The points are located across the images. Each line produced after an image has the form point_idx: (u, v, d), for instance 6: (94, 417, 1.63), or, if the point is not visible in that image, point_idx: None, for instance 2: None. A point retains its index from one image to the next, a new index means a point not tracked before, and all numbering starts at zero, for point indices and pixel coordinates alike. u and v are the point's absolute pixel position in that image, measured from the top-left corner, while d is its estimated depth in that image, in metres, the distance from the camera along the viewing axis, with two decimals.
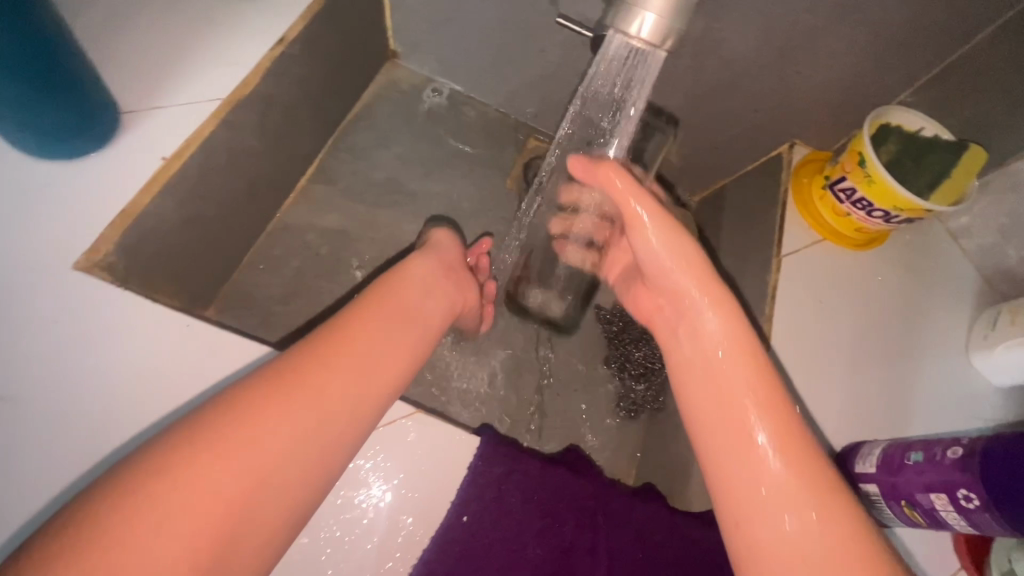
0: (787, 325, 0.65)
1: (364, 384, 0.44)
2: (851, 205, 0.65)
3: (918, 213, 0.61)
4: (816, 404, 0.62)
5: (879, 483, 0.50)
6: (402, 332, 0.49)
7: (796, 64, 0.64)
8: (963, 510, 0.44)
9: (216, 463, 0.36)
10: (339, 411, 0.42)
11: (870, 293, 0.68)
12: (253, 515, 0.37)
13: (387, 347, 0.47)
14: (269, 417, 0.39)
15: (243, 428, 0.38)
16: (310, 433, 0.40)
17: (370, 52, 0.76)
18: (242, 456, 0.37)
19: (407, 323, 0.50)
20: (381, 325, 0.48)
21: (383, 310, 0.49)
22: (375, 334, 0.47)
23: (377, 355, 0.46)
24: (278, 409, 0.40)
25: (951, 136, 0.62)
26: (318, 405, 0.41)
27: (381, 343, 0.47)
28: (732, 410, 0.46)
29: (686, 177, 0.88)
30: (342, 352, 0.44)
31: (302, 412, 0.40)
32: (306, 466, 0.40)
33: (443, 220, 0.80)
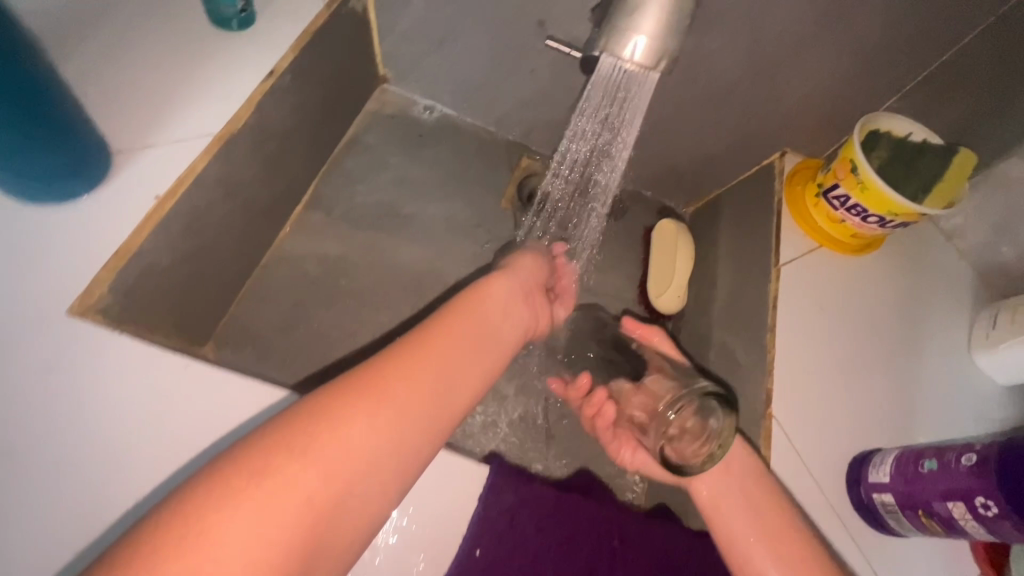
0: (792, 333, 0.62)
1: (447, 398, 0.44)
2: (846, 211, 0.66)
3: (913, 217, 0.62)
4: (822, 418, 0.59)
5: (895, 492, 0.49)
6: (481, 349, 0.48)
7: (784, 75, 0.65)
8: (981, 518, 0.44)
9: (304, 471, 0.36)
10: (426, 414, 0.42)
11: (874, 296, 0.67)
12: (335, 530, 0.37)
13: (468, 366, 0.46)
14: (362, 425, 0.39)
15: (331, 438, 0.38)
16: (392, 450, 0.40)
17: (360, 79, 0.77)
18: (336, 466, 0.37)
19: (486, 343, 0.49)
20: (462, 342, 0.47)
21: (465, 333, 0.48)
22: (455, 355, 0.46)
23: (457, 371, 0.45)
24: (366, 414, 0.39)
25: (940, 141, 0.63)
26: (401, 425, 0.41)
27: (463, 360, 0.46)
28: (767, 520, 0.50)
29: (678, 190, 0.87)
30: (428, 365, 0.44)
31: (389, 424, 0.40)
32: (390, 473, 0.40)
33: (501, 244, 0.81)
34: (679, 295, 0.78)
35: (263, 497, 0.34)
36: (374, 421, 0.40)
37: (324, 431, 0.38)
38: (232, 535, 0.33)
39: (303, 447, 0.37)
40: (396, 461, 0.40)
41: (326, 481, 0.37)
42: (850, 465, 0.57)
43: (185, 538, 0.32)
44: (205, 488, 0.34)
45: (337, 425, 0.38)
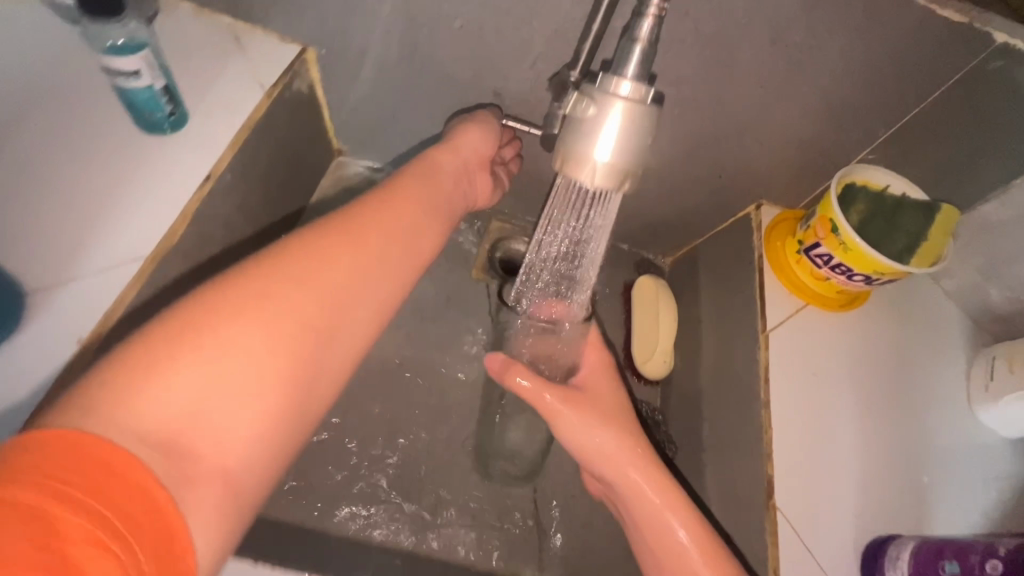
0: (789, 409, 0.59)
1: (417, 241, 0.51)
2: (834, 271, 0.63)
3: (899, 275, 0.59)
4: (825, 505, 0.56)
5: None
6: (442, 201, 0.56)
7: (749, 133, 0.63)
8: None
9: (292, 291, 0.41)
10: (399, 253, 0.49)
11: (870, 355, 0.64)
12: (336, 333, 0.43)
13: (435, 208, 0.55)
14: (337, 247, 0.45)
15: (307, 256, 0.43)
16: (371, 266, 0.46)
17: (310, 158, 0.73)
18: (317, 280, 0.42)
19: (446, 202, 0.57)
20: (426, 192, 0.55)
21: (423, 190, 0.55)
22: (413, 199, 0.53)
23: (421, 214, 0.53)
24: (339, 246, 0.45)
25: (921, 195, 0.62)
26: (367, 244, 0.47)
27: (425, 210, 0.53)
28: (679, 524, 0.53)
29: (654, 242, 0.84)
30: (393, 208, 0.50)
31: (362, 244, 0.46)
32: (365, 298, 0.45)
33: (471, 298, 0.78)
34: (666, 360, 0.75)
35: (263, 304, 0.39)
36: (345, 241, 0.45)
37: (298, 252, 0.43)
38: (233, 336, 0.37)
39: (280, 262, 0.42)
40: (377, 279, 0.46)
41: (317, 286, 0.42)
42: (863, 552, 0.54)
43: (198, 334, 0.36)
44: (204, 301, 0.38)
45: (306, 246, 0.43)
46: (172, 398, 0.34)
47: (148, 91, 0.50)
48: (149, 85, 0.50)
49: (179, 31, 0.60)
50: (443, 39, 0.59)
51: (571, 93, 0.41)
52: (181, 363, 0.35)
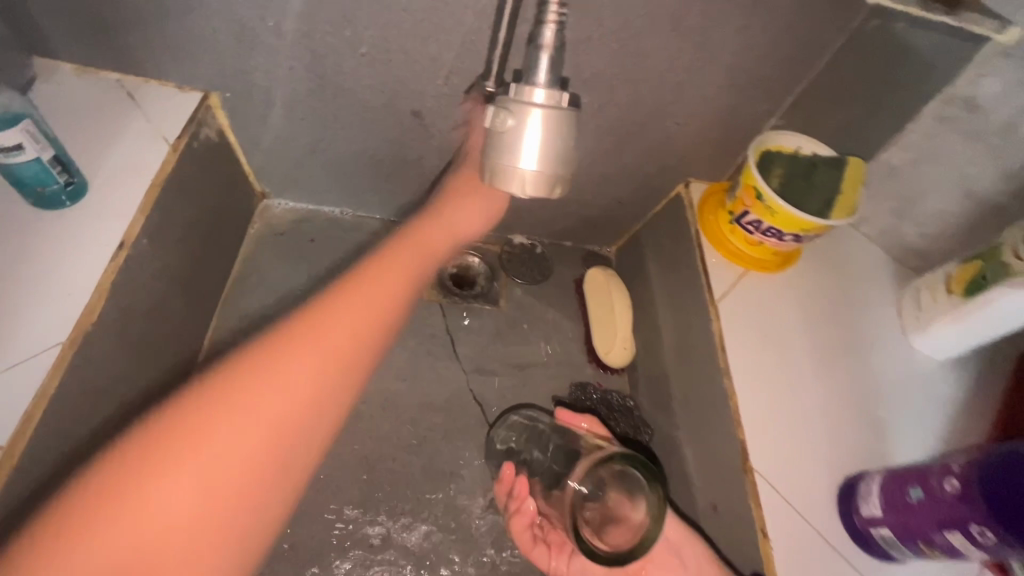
0: (747, 372, 0.61)
1: (388, 314, 0.44)
2: (764, 235, 0.66)
3: (823, 230, 0.63)
4: (801, 458, 0.57)
5: (890, 525, 0.49)
6: (420, 264, 0.49)
7: (667, 116, 0.65)
8: (981, 544, 0.44)
9: (229, 425, 0.36)
10: (363, 343, 0.42)
11: (813, 307, 0.68)
12: (286, 459, 0.38)
13: (408, 274, 0.47)
14: (288, 358, 0.39)
15: (249, 376, 0.37)
16: (330, 373, 0.40)
17: (232, 208, 0.70)
18: (262, 408, 0.37)
19: (424, 266, 0.50)
20: (401, 260, 0.48)
21: (394, 271, 0.47)
22: (385, 286, 0.45)
23: (399, 297, 0.46)
24: (296, 359, 0.39)
25: (829, 151, 0.66)
26: (324, 345, 0.40)
27: (396, 280, 0.46)
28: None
29: (597, 233, 0.85)
30: (360, 297, 0.43)
31: (319, 347, 0.40)
32: (324, 409, 0.39)
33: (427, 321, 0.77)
34: (627, 347, 0.77)
35: (201, 449, 0.34)
36: (299, 348, 0.39)
37: (242, 371, 0.38)
38: (162, 492, 0.33)
39: (221, 388, 0.37)
40: (335, 387, 0.40)
41: (260, 412, 0.37)
42: (838, 495, 0.55)
43: (126, 489, 0.33)
44: (134, 449, 0.34)
45: (252, 364, 0.38)
46: (97, 564, 0.31)
47: (35, 163, 0.46)
48: (35, 158, 0.46)
49: (61, 95, 0.56)
50: (351, 65, 0.57)
51: (486, 106, 0.41)
52: (104, 526, 0.32)
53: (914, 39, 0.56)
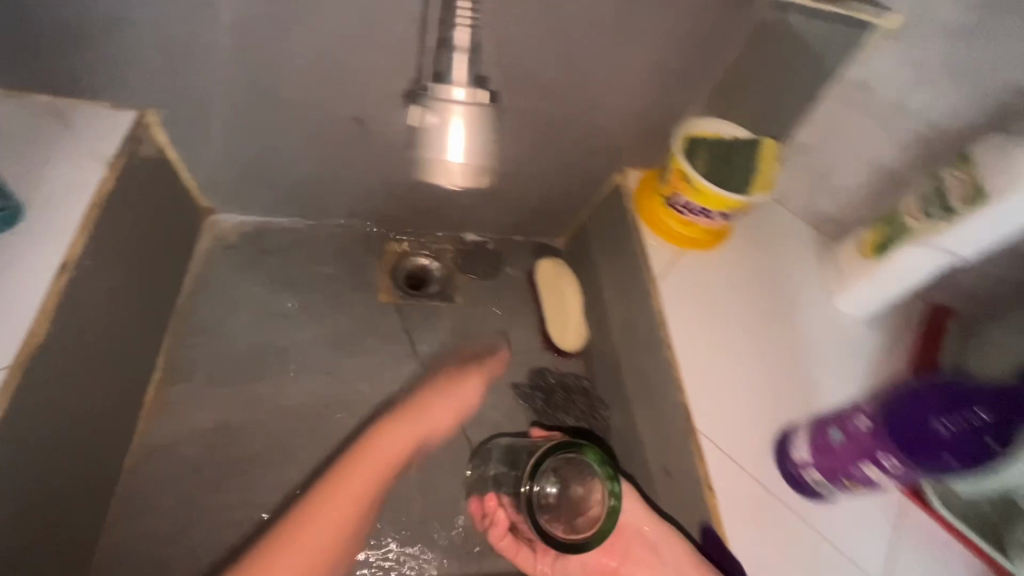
0: (688, 342, 0.66)
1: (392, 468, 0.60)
2: (696, 215, 0.71)
3: (746, 207, 0.68)
4: (741, 416, 0.62)
5: (818, 467, 0.54)
6: (413, 430, 0.63)
7: (598, 110, 0.69)
8: (891, 471, 0.50)
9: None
10: (364, 503, 0.56)
11: (746, 278, 0.73)
12: None
13: (399, 438, 0.61)
14: (311, 526, 0.53)
15: (282, 542, 0.52)
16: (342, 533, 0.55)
17: (178, 224, 0.70)
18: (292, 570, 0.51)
19: (419, 416, 0.64)
20: (396, 435, 0.61)
21: (404, 430, 0.62)
22: (391, 449, 0.60)
23: (398, 456, 0.61)
24: (325, 512, 0.54)
25: (748, 134, 0.71)
26: (337, 507, 0.55)
27: (391, 443, 0.61)
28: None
29: (545, 226, 0.89)
30: (370, 465, 0.58)
31: (335, 511, 0.55)
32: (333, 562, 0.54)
33: (385, 322, 0.79)
34: (579, 331, 0.81)
35: None
36: (322, 514, 0.54)
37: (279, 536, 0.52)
38: None
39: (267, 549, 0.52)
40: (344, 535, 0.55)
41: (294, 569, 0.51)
42: (775, 447, 0.60)
43: None
44: None
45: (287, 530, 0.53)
46: None
47: None
48: None
49: None
50: (288, 77, 0.59)
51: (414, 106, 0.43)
52: None
53: (809, 27, 0.62)
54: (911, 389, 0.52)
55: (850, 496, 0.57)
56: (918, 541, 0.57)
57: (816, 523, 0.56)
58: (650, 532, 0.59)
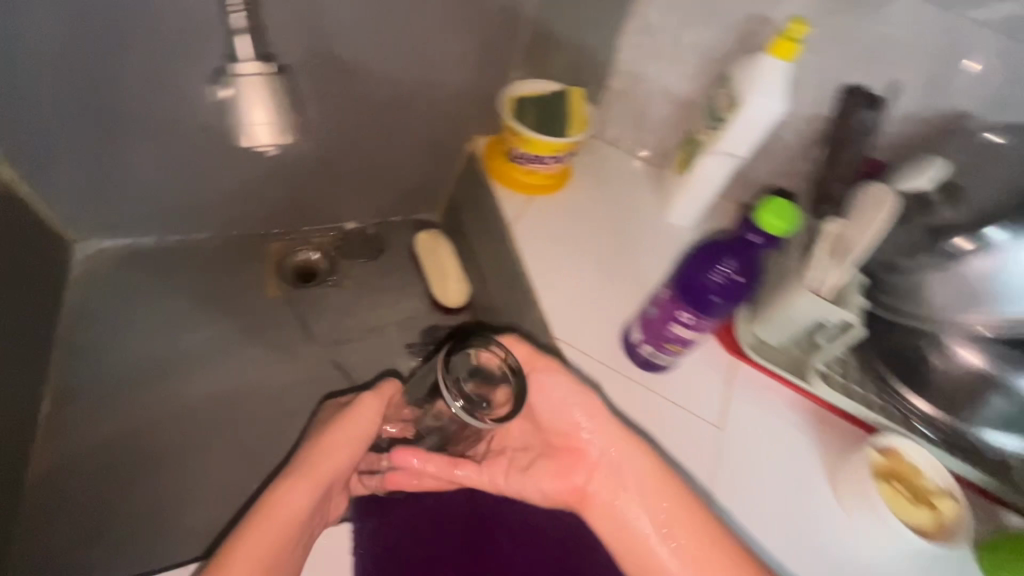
0: (542, 270, 0.76)
1: (303, 511, 0.60)
2: (534, 163, 0.81)
3: (569, 148, 0.79)
4: (592, 321, 0.73)
5: (647, 339, 0.64)
6: (319, 471, 0.61)
7: (427, 85, 0.79)
8: (689, 325, 0.59)
9: None
10: (274, 552, 0.57)
11: (590, 210, 0.84)
12: None
13: (301, 486, 0.60)
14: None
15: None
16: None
17: (40, 258, 0.71)
18: None
19: (328, 459, 0.63)
20: (295, 485, 0.60)
21: (306, 478, 0.61)
22: (295, 498, 0.59)
23: (309, 501, 0.60)
24: (241, 562, 0.55)
25: (560, 87, 0.82)
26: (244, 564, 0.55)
27: (295, 493, 0.59)
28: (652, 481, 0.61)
29: (419, 202, 0.96)
30: (273, 520, 0.57)
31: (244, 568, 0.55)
32: None
33: (277, 314, 0.85)
34: (460, 288, 0.90)
35: None
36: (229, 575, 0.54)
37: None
38: None
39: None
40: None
41: None
42: (624, 340, 0.71)
43: None
44: None
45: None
46: None
47: None
48: None
49: None
50: (125, 95, 0.63)
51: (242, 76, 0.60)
52: None
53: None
54: (687, 256, 0.59)
55: (688, 365, 0.70)
56: (748, 392, 0.70)
57: (664, 393, 0.68)
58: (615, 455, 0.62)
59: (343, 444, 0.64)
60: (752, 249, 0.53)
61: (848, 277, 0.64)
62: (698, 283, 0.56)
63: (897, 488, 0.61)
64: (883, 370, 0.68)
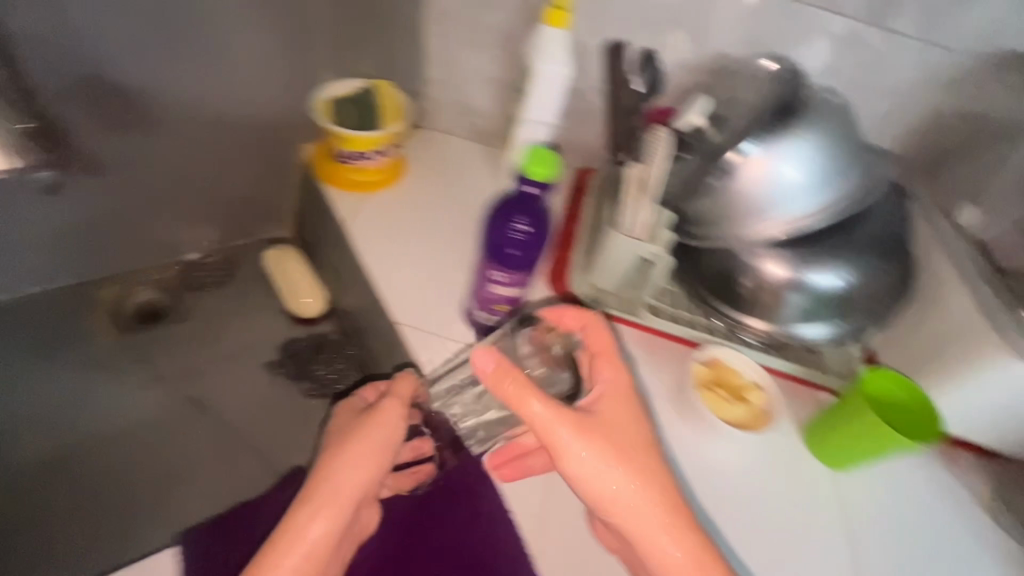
0: (380, 262, 0.78)
1: (329, 543, 0.56)
2: (360, 161, 0.81)
3: (389, 140, 0.81)
4: (436, 300, 0.75)
5: (481, 305, 0.68)
6: (343, 496, 0.57)
7: (232, 101, 0.79)
8: (506, 285, 0.62)
9: None
10: None
11: (428, 198, 0.86)
12: None
13: (322, 516, 0.56)
14: None
15: None
16: None
17: None
18: None
19: (351, 483, 0.58)
20: (317, 514, 0.56)
21: (328, 506, 0.56)
22: (316, 529, 0.55)
23: (332, 533, 0.56)
24: None
25: (370, 83, 0.84)
26: None
27: (314, 524, 0.55)
28: (664, 538, 0.54)
29: (268, 221, 0.94)
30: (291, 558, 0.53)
31: None
32: None
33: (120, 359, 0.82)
34: (317, 297, 0.88)
35: None
36: None
37: None
38: None
39: None
40: None
41: None
42: (468, 314, 0.74)
43: None
44: None
45: None
46: None
47: None
48: None
49: None
50: None
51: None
52: None
53: None
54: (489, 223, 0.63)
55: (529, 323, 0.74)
56: None
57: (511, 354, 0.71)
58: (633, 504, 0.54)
59: (367, 462, 0.59)
60: (533, 202, 0.57)
61: (655, 213, 0.69)
62: (501, 243, 0.60)
63: (721, 395, 0.68)
64: (708, 296, 0.73)
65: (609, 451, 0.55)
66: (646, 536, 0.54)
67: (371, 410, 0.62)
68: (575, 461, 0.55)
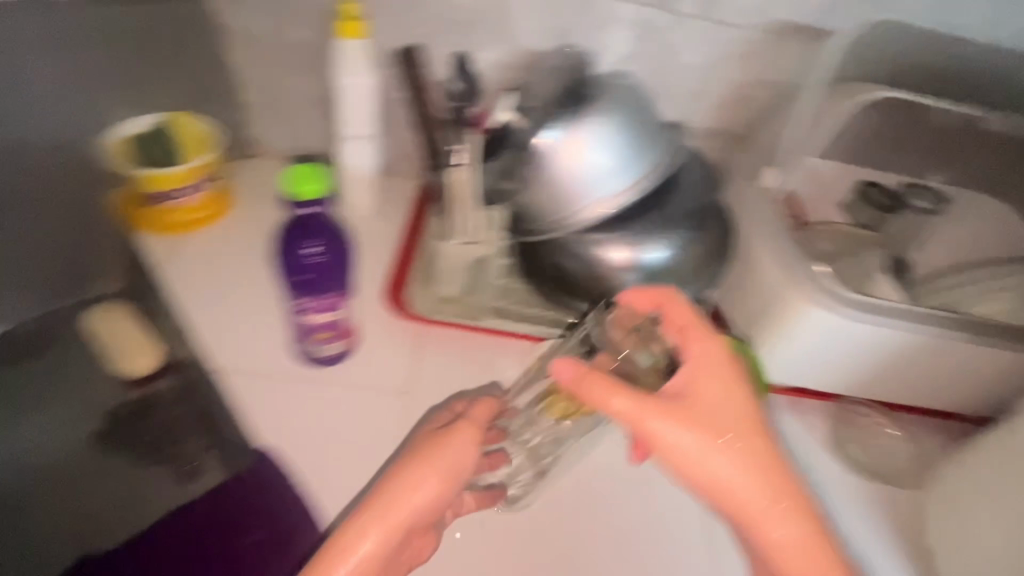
0: (205, 308, 0.74)
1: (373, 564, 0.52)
2: (170, 200, 0.76)
3: (199, 171, 0.75)
4: (268, 340, 0.72)
5: (302, 341, 0.69)
6: (399, 514, 0.52)
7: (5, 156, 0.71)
8: (314, 306, 0.65)
9: None
10: None
11: (257, 229, 0.81)
12: None
13: (367, 538, 0.51)
14: None
15: None
16: None
17: None
18: None
19: (417, 502, 0.53)
20: (364, 534, 0.51)
21: (384, 524, 0.52)
22: (364, 552, 0.51)
23: (380, 556, 0.52)
24: None
25: (165, 115, 0.78)
26: None
27: (359, 543, 0.51)
28: (764, 507, 0.52)
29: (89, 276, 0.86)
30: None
31: None
32: None
33: None
34: (146, 350, 0.71)
35: None
36: None
37: None
38: None
39: None
40: None
41: None
42: (299, 356, 0.70)
43: None
44: None
45: None
46: None
47: None
48: None
49: None
50: None
51: None
52: None
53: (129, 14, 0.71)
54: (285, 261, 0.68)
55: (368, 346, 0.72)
56: (436, 351, 0.73)
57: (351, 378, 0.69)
58: (734, 477, 0.52)
59: (435, 482, 0.54)
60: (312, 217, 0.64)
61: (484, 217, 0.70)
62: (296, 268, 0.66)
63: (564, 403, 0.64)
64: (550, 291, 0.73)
65: (710, 431, 0.52)
66: (754, 514, 0.52)
67: (443, 428, 0.57)
68: (673, 444, 0.52)
